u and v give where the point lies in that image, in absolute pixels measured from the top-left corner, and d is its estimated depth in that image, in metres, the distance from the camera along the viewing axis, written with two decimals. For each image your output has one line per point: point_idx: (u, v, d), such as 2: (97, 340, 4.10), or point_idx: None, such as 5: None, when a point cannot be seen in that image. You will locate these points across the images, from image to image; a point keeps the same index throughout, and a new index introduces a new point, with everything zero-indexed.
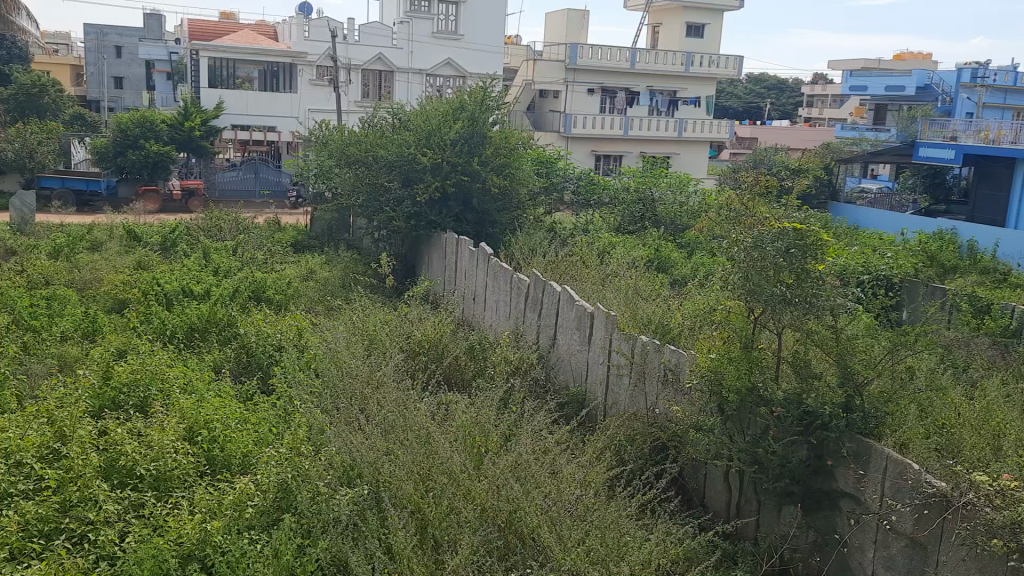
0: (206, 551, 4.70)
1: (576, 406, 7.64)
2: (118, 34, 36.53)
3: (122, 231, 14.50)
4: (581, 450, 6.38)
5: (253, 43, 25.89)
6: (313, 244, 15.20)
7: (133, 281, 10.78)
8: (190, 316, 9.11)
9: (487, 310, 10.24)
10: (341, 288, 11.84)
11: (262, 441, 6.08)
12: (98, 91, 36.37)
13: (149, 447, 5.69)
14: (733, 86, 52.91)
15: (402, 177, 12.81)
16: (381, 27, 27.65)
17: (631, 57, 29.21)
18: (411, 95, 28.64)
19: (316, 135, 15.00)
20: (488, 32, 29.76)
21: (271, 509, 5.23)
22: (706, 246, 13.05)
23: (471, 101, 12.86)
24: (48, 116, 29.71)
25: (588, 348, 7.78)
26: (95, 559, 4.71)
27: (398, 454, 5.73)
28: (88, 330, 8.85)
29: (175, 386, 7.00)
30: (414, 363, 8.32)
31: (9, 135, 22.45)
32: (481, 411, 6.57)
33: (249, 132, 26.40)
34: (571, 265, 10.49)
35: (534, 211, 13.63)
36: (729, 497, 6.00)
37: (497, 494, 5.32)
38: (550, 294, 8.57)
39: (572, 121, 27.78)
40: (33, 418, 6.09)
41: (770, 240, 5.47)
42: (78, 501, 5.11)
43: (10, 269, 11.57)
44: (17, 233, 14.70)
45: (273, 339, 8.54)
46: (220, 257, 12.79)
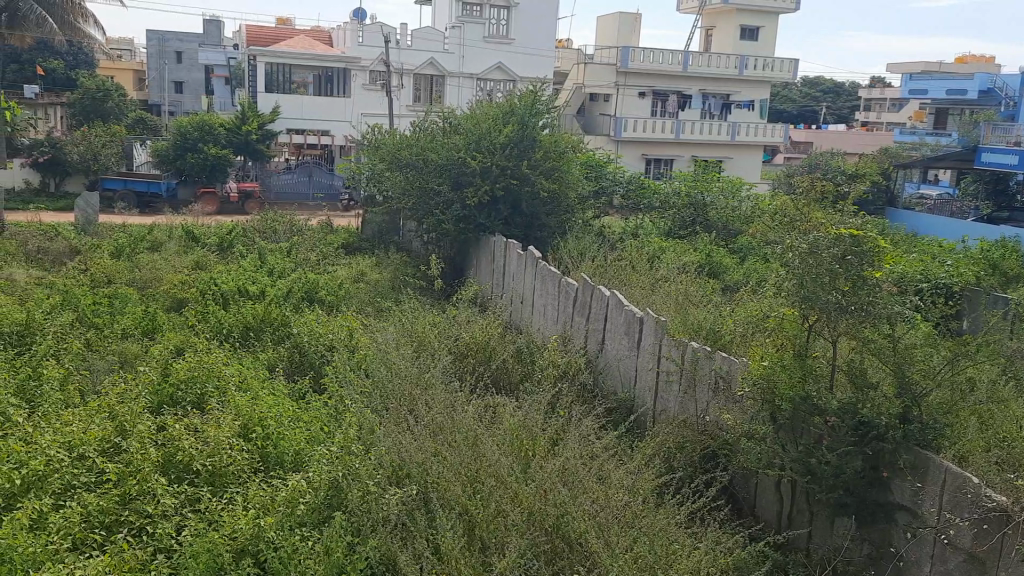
0: (259, 546, 4.79)
1: (624, 412, 7.61)
2: (179, 40, 37.42)
3: (181, 231, 14.92)
4: (629, 456, 6.34)
5: (308, 48, 26.36)
6: (365, 246, 15.42)
7: (191, 280, 11.07)
8: (246, 315, 9.31)
9: (535, 313, 10.26)
10: (391, 289, 11.98)
11: (314, 439, 6.18)
12: (159, 95, 37.03)
13: (206, 443, 5.83)
14: (788, 88, 51.99)
15: (451, 180, 12.90)
16: (433, 32, 27.87)
17: (684, 60, 28.94)
18: (461, 99, 28.81)
19: (368, 139, 15.18)
20: (539, 37, 29.93)
21: (323, 507, 5.31)
22: (758, 251, 12.87)
23: (521, 105, 12.88)
24: (111, 119, 30.68)
25: (637, 353, 7.74)
26: (153, 551, 4.84)
27: (447, 456, 5.76)
28: (148, 327, 9.11)
29: (231, 382, 7.17)
30: (462, 365, 8.38)
31: (75, 137, 23.31)
32: (529, 414, 6.58)
33: (304, 136, 26.88)
34: (622, 270, 10.43)
35: (583, 214, 13.60)
36: (781, 507, 5.92)
37: (544, 498, 5.32)
38: (599, 299, 8.54)
39: (623, 124, 27.72)
40: (96, 412, 6.29)
41: (826, 245, 5.35)
42: (137, 495, 5.27)
43: (74, 269, 11.97)
44: (81, 232, 15.24)
45: (325, 339, 8.69)
46: (274, 258, 13.06)
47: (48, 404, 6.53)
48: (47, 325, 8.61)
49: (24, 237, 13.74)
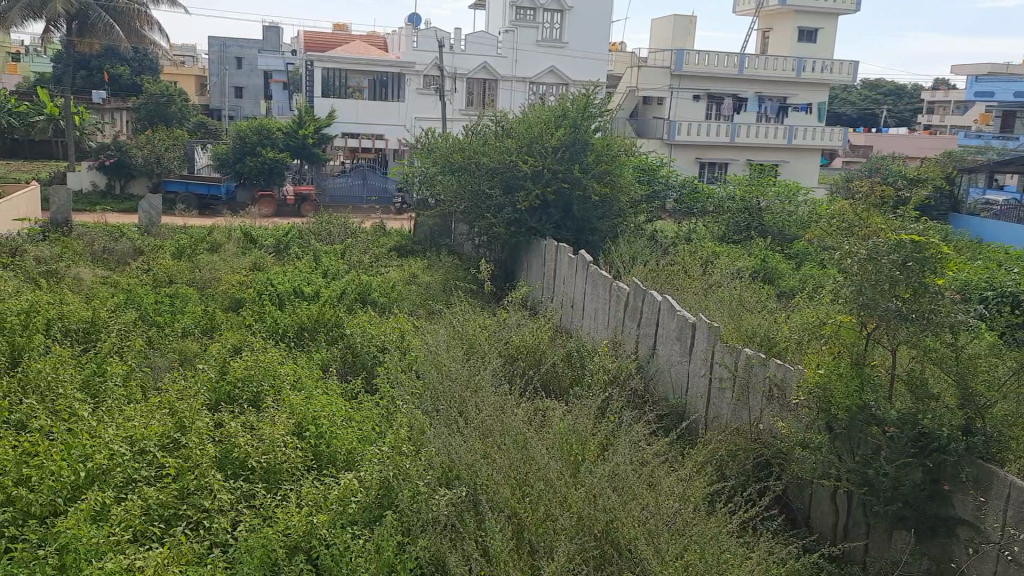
0: (312, 543, 4.88)
1: (675, 418, 7.53)
2: (239, 46, 38.46)
3: (239, 233, 15.28)
4: (681, 463, 6.28)
5: (364, 53, 26.75)
6: (416, 249, 15.53)
7: (249, 281, 11.34)
8: (301, 315, 9.52)
9: (586, 317, 10.22)
10: (442, 292, 12.05)
11: (365, 439, 6.26)
12: (220, 99, 38.24)
13: (261, 441, 5.96)
14: (846, 91, 50.88)
15: (503, 184, 12.95)
16: (487, 37, 28.03)
17: (740, 63, 28.58)
18: (514, 103, 28.89)
19: (422, 142, 15.32)
20: (592, 40, 29.87)
21: (374, 506, 5.39)
22: (816, 257, 12.60)
23: (573, 108, 12.83)
24: (174, 123, 31.57)
25: (689, 359, 7.66)
26: (210, 545, 4.97)
27: (496, 457, 5.77)
28: (207, 325, 9.38)
29: (286, 381, 7.31)
30: (512, 367, 8.40)
31: (140, 141, 24.07)
32: (579, 419, 6.56)
33: (359, 140, 27.27)
34: (673, 274, 10.36)
35: (635, 218, 13.55)
36: (836, 519, 5.80)
37: (594, 503, 5.28)
38: (650, 304, 8.48)
39: (676, 127, 27.58)
40: (156, 408, 6.49)
41: (885, 251, 5.23)
42: (195, 490, 5.42)
43: (138, 269, 12.34)
44: (144, 233, 15.74)
45: (377, 340, 8.81)
46: (328, 260, 13.29)
47: (112, 400, 6.73)
48: (112, 322, 8.89)
49: (91, 237, 14.23)
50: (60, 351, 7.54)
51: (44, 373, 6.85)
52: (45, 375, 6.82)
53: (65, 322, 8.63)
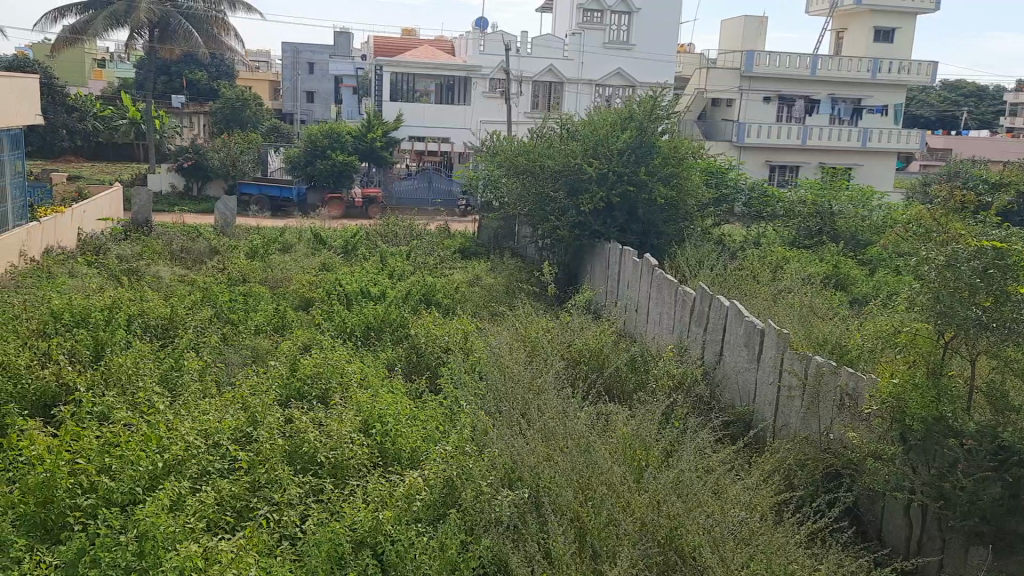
0: (377, 539, 4.96)
1: (742, 426, 7.40)
2: (311, 51, 39.33)
3: (309, 234, 15.66)
4: (747, 472, 6.17)
5: (432, 58, 27.16)
6: (480, 251, 15.65)
7: (318, 282, 11.58)
8: (367, 315, 9.70)
9: (651, 322, 10.11)
10: (505, 294, 12.11)
11: (430, 438, 6.35)
12: (292, 105, 39.19)
13: (329, 437, 6.10)
14: (925, 92, 49.25)
15: (568, 187, 12.95)
16: (552, 40, 28.09)
17: (812, 64, 27.94)
18: (579, 105, 28.83)
19: (487, 145, 15.45)
20: (660, 42, 29.61)
21: (437, 504, 5.47)
22: (891, 263, 12.22)
23: (640, 111, 12.72)
24: (248, 127, 32.49)
25: (757, 366, 7.52)
26: (280, 537, 5.11)
27: (558, 459, 5.78)
28: (278, 324, 9.64)
29: (353, 379, 7.47)
30: (575, 371, 8.38)
31: (216, 144, 24.88)
32: (643, 424, 6.50)
33: (425, 143, 27.65)
34: (741, 280, 10.20)
35: (702, 222, 13.39)
36: (909, 532, 5.62)
37: (657, 510, 5.24)
38: (717, 309, 8.36)
39: (745, 129, 27.15)
40: (230, 403, 6.70)
41: (965, 258, 5.05)
42: (266, 482, 5.60)
43: (214, 268, 12.75)
44: (219, 233, 16.24)
45: (441, 341, 8.92)
46: (394, 261, 13.53)
47: (188, 394, 6.97)
48: (190, 319, 9.20)
49: (169, 237, 14.73)
50: (140, 346, 7.84)
51: (125, 365, 7.15)
52: (125, 368, 7.12)
53: (144, 319, 8.97)
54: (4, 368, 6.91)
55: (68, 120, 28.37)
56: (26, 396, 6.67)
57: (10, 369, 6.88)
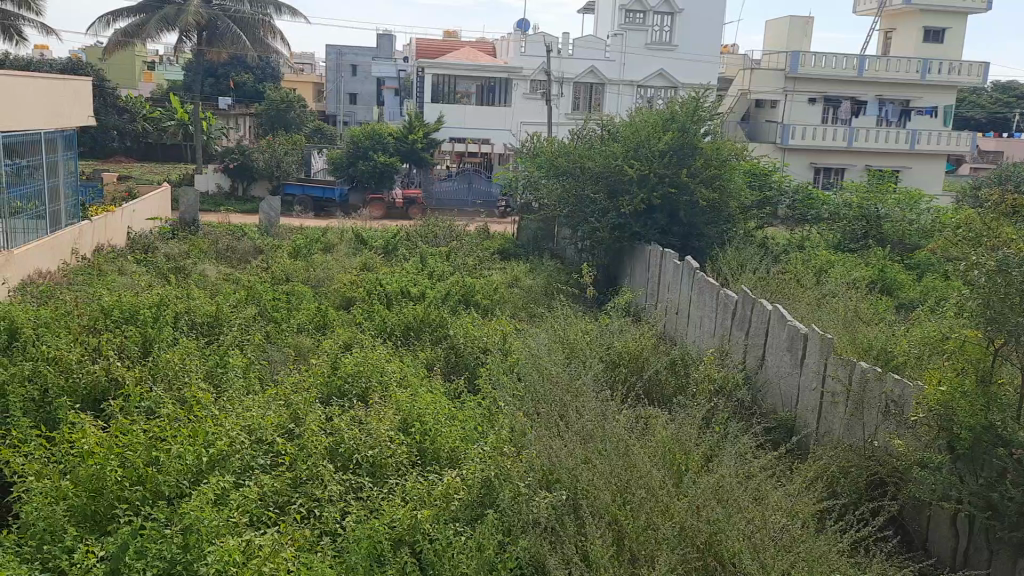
0: (416, 537, 5.00)
1: (784, 432, 7.30)
2: (354, 54, 39.72)
3: (351, 234, 15.86)
4: (789, 479, 6.08)
5: (474, 60, 27.28)
6: (519, 252, 15.66)
7: (360, 281, 11.71)
8: (407, 315, 9.79)
9: (692, 326, 10.02)
10: (544, 295, 12.12)
11: (468, 439, 6.39)
12: (336, 107, 39.59)
13: (368, 436, 6.16)
14: (976, 93, 48.09)
15: (608, 189, 12.88)
16: (594, 41, 27.99)
17: (859, 65, 27.47)
18: (620, 107, 28.73)
19: (527, 147, 15.45)
20: (703, 42, 29.38)
21: (475, 504, 5.50)
22: (940, 268, 11.95)
23: (682, 112, 12.61)
24: (293, 128, 32.97)
25: (800, 372, 7.41)
26: (320, 533, 5.19)
27: (597, 462, 5.75)
28: (320, 322, 9.78)
29: (393, 378, 7.53)
30: (614, 374, 8.33)
31: (262, 145, 25.28)
32: (683, 428, 6.45)
33: (465, 144, 27.80)
34: (785, 283, 10.07)
35: (744, 225, 13.26)
36: (956, 543, 5.50)
37: (697, 515, 5.18)
38: (760, 313, 8.26)
39: (790, 131, 26.76)
40: (273, 400, 6.82)
41: (1017, 263, 4.91)
42: (307, 479, 5.67)
43: (259, 267, 12.99)
44: (264, 233, 16.51)
45: (480, 342, 8.96)
46: (435, 262, 13.63)
47: (232, 390, 7.09)
48: (235, 316, 9.37)
49: (215, 237, 15.00)
50: (186, 343, 8.01)
51: (172, 362, 7.31)
52: (172, 364, 7.27)
53: (191, 316, 9.16)
54: (56, 362, 7.10)
55: (119, 122, 29.08)
56: (77, 391, 6.83)
57: (63, 364, 7.05)
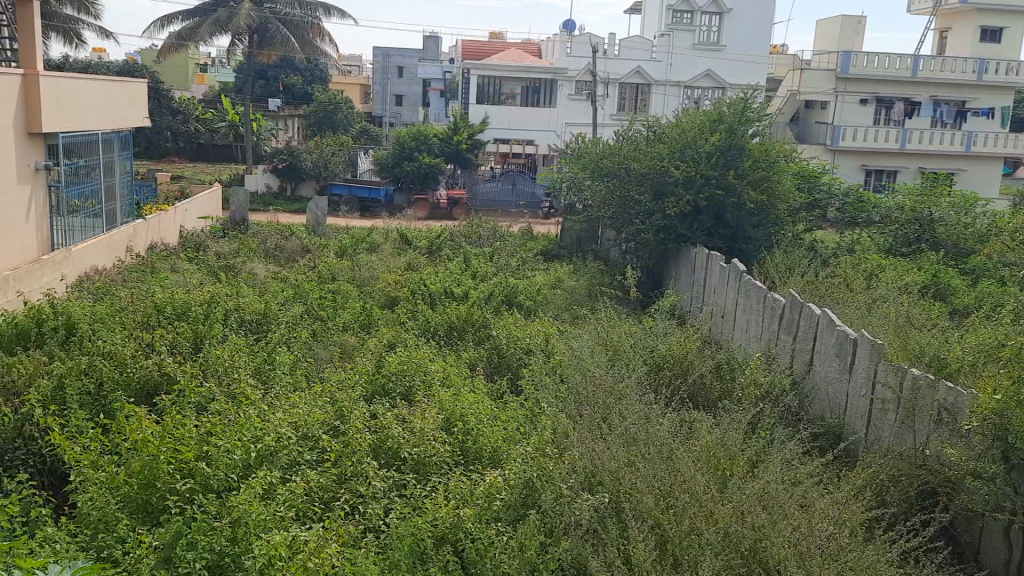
0: (458, 535, 5.03)
1: (832, 438, 7.16)
2: (401, 56, 40.16)
3: (396, 234, 16.01)
4: (837, 486, 5.97)
5: (520, 61, 27.36)
6: (563, 253, 15.65)
7: (405, 281, 11.81)
8: (450, 315, 9.85)
9: (738, 330, 9.88)
10: (588, 297, 12.07)
11: (511, 439, 6.41)
12: (382, 107, 40.02)
13: (412, 434, 6.21)
14: None
15: (653, 190, 12.81)
16: (641, 41, 27.85)
17: (913, 65, 26.80)
18: (666, 108, 28.51)
19: (572, 148, 15.41)
20: (752, 42, 29.04)
21: (517, 504, 5.52)
22: (996, 273, 11.62)
23: (730, 113, 12.46)
24: (340, 129, 33.41)
25: (849, 378, 7.27)
26: (364, 529, 5.26)
27: (640, 466, 5.70)
28: (365, 321, 9.89)
29: (437, 377, 7.60)
30: (658, 377, 8.26)
31: (310, 146, 25.67)
32: (728, 433, 6.38)
33: (510, 145, 27.93)
34: (834, 287, 9.91)
35: (793, 228, 13.06)
36: (1010, 555, 5.34)
37: (742, 521, 5.12)
38: (808, 317, 8.12)
39: (841, 132, 26.30)
40: (319, 396, 6.92)
41: None
42: (351, 475, 5.75)
43: (306, 266, 13.19)
44: (311, 232, 16.75)
45: (523, 343, 8.97)
46: (479, 262, 13.69)
47: (280, 386, 7.20)
48: (282, 315, 9.51)
49: (264, 236, 15.27)
50: (235, 340, 8.16)
51: (222, 358, 7.46)
52: (223, 360, 7.43)
53: (240, 313, 9.33)
54: (111, 356, 7.30)
55: (173, 123, 29.78)
56: (131, 384, 7.01)
57: (118, 359, 7.25)
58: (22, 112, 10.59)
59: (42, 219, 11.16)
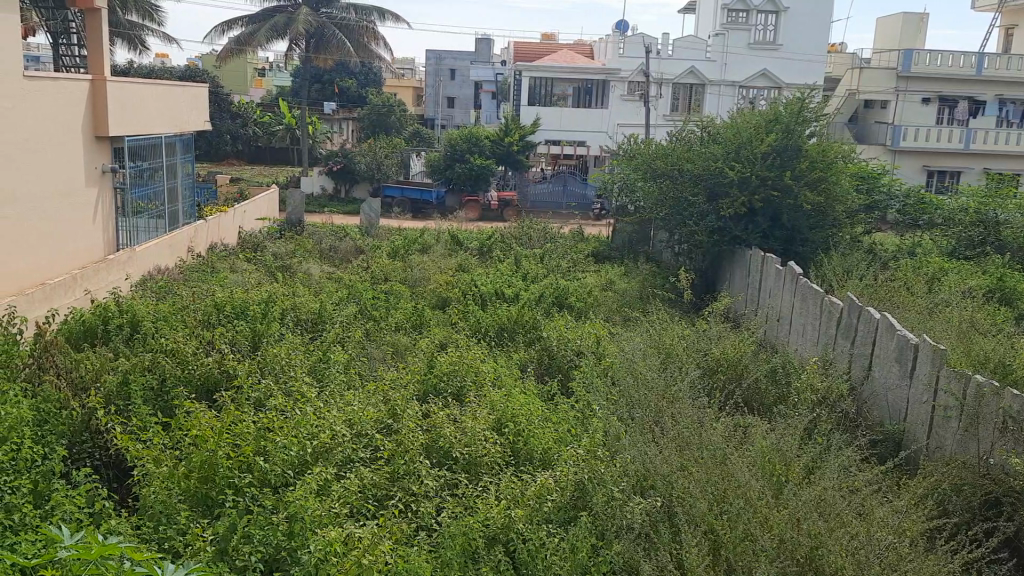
0: (509, 535, 5.05)
1: (891, 446, 7.00)
2: (453, 59, 40.60)
3: (448, 235, 16.13)
4: (896, 495, 5.83)
5: (572, 62, 27.34)
6: (614, 255, 15.60)
7: (456, 282, 11.89)
8: (501, 316, 9.89)
9: (794, 334, 9.71)
10: (640, 299, 11.98)
11: (562, 441, 6.42)
12: (434, 110, 40.40)
13: (463, 434, 6.26)
14: None
15: (707, 192, 12.67)
16: (696, 41, 27.52)
17: (978, 63, 26.07)
18: (721, 108, 28.13)
19: (623, 149, 15.32)
20: (809, 41, 28.54)
21: (569, 506, 5.52)
22: None
23: (786, 113, 12.26)
24: (393, 132, 33.82)
25: (909, 384, 7.09)
26: (417, 527, 5.32)
27: (693, 470, 5.64)
28: (416, 321, 9.99)
29: (488, 378, 7.65)
30: (711, 380, 8.16)
31: (364, 148, 26.03)
32: (783, 439, 6.29)
33: (561, 147, 27.77)
34: (894, 291, 9.67)
35: (851, 230, 12.79)
36: None
37: (797, 528, 5.03)
38: (867, 321, 7.94)
39: (901, 132, 25.67)
40: (372, 395, 7.03)
41: None
42: (404, 473, 5.82)
43: (359, 266, 13.39)
44: (364, 233, 16.98)
45: (573, 344, 8.97)
46: (529, 264, 13.73)
47: (334, 385, 7.33)
48: (337, 314, 9.67)
49: (319, 236, 15.54)
50: (291, 338, 8.33)
51: (279, 357, 7.63)
52: (280, 358, 7.60)
53: (297, 313, 9.52)
54: (173, 353, 7.52)
55: (232, 127, 30.51)
56: (191, 381, 7.21)
57: (179, 356, 7.46)
58: (89, 116, 10.94)
59: (107, 220, 11.52)
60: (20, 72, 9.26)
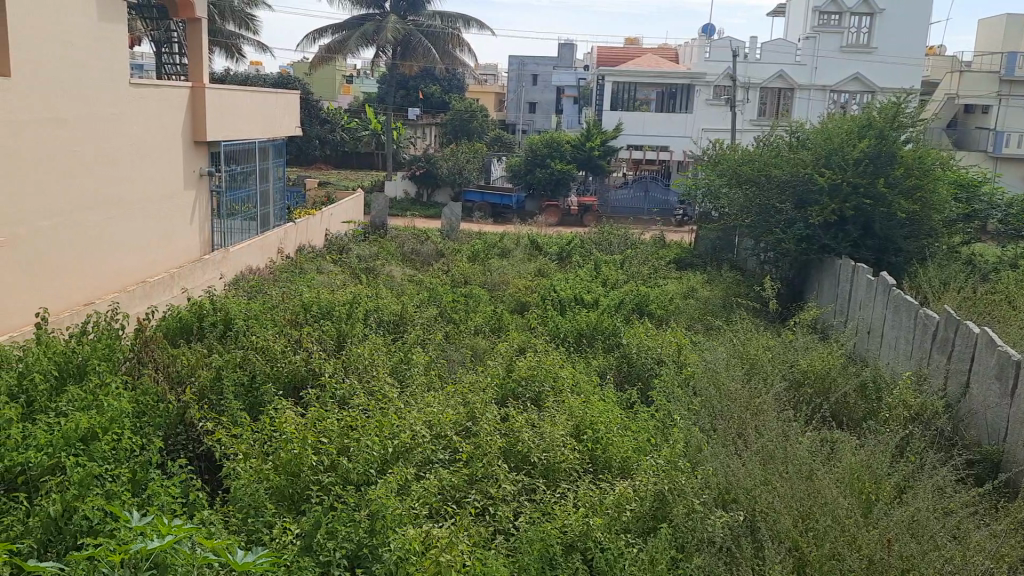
0: (588, 544, 5.03)
1: (989, 467, 6.67)
2: (535, 63, 40.49)
3: (528, 240, 16.20)
4: (995, 518, 5.55)
5: (656, 67, 27.12)
6: (696, 262, 15.38)
7: (534, 287, 11.95)
8: (581, 322, 9.87)
9: (885, 347, 9.36)
10: (723, 307, 11.73)
11: (640, 450, 6.37)
12: (516, 115, 40.52)
13: (542, 439, 6.28)
14: None
15: (795, 198, 12.37)
16: (785, 45, 26.85)
17: None
18: (811, 112, 27.30)
19: (708, 154, 15.06)
20: (904, 43, 27.63)
21: (648, 517, 5.46)
22: None
23: (881, 118, 11.83)
24: (475, 136, 34.13)
25: (1010, 402, 6.75)
26: (494, 530, 5.36)
27: (777, 484, 5.48)
28: (496, 325, 10.07)
29: (566, 384, 7.65)
30: (797, 393, 7.93)
31: (446, 154, 26.41)
32: (873, 455, 6.06)
33: (643, 151, 27.45)
34: (996, 305, 9.22)
35: (948, 239, 12.25)
36: None
37: (888, 549, 4.84)
38: (965, 336, 7.59)
39: (1004, 138, 24.51)
40: (453, 397, 7.12)
41: None
42: (481, 476, 5.85)
43: (440, 270, 13.59)
44: (445, 237, 17.19)
45: (654, 352, 8.87)
46: (609, 270, 13.65)
47: (415, 386, 7.44)
48: (418, 317, 9.83)
49: (402, 239, 15.82)
50: (375, 339, 8.51)
51: (362, 357, 7.81)
52: (364, 358, 7.78)
53: (379, 314, 9.69)
54: (263, 351, 7.79)
55: (320, 132, 31.37)
56: (280, 377, 7.43)
57: (269, 354, 7.70)
58: (188, 122, 11.39)
59: (203, 221, 12.00)
60: (127, 81, 9.70)
